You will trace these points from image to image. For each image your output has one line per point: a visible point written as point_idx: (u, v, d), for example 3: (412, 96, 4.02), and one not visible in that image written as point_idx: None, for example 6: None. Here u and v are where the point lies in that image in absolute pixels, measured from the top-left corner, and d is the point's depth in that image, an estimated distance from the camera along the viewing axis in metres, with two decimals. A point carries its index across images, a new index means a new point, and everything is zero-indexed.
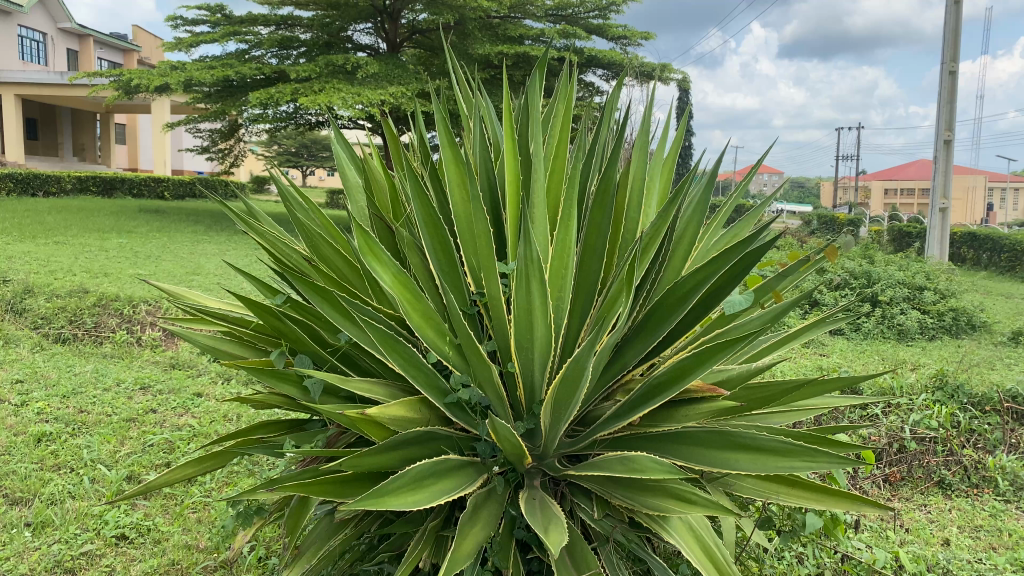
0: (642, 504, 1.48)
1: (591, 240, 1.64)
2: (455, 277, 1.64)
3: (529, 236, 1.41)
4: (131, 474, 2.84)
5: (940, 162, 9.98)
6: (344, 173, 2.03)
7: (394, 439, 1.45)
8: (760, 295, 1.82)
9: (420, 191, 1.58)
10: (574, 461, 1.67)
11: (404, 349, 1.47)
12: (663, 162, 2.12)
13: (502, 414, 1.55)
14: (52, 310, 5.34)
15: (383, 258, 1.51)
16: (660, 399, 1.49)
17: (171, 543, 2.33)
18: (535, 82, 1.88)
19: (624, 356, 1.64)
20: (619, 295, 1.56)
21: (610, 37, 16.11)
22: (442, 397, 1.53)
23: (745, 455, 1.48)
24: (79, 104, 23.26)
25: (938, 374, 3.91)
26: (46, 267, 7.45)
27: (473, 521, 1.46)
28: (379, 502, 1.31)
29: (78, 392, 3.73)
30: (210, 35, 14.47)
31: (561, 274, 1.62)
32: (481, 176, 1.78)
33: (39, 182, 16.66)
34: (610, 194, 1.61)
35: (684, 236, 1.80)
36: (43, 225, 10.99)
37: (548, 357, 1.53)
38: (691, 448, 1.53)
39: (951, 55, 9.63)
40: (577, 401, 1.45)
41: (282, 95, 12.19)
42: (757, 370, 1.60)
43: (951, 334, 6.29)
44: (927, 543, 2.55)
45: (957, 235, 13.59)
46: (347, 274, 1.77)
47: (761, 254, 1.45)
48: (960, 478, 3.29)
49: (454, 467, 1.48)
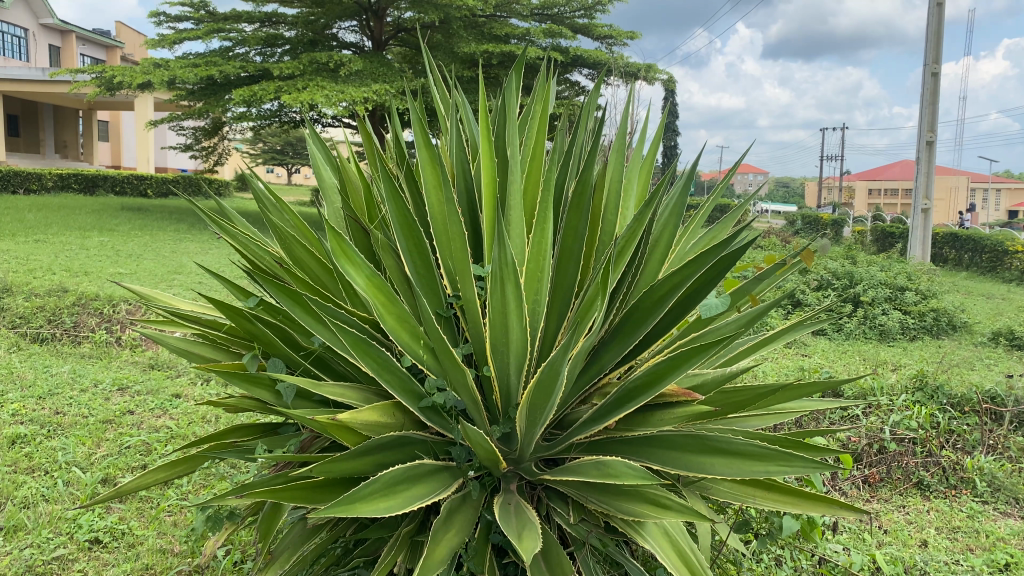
0: (617, 509, 1.48)
1: (568, 245, 1.63)
2: (430, 279, 1.62)
3: (502, 240, 1.40)
4: (106, 478, 2.81)
5: (922, 162, 10.04)
6: (319, 172, 1.99)
7: (368, 444, 1.44)
8: (736, 298, 1.77)
9: (393, 191, 1.57)
10: (550, 465, 1.68)
11: (376, 351, 1.45)
12: (642, 164, 2.10)
13: (478, 419, 1.55)
14: (31, 310, 5.30)
15: (356, 260, 1.51)
16: (635, 403, 1.49)
17: (145, 547, 2.30)
18: (512, 82, 1.85)
19: (601, 359, 1.63)
20: (595, 300, 1.54)
21: (595, 37, 16.08)
22: (417, 401, 1.53)
23: (720, 459, 1.48)
24: (59, 99, 23.01)
25: (917, 375, 3.96)
26: (25, 265, 7.39)
27: (447, 527, 1.47)
28: (351, 509, 1.31)
29: (54, 393, 3.69)
30: (194, 32, 14.35)
31: (538, 276, 1.59)
32: (457, 179, 1.75)
33: (20, 179, 16.50)
34: (587, 198, 1.59)
35: (660, 240, 1.76)
36: (22, 223, 10.83)
37: (524, 359, 1.52)
38: (666, 452, 1.53)
39: (934, 56, 9.69)
40: (552, 405, 1.45)
41: (266, 93, 12.14)
42: (731, 376, 1.58)
43: (932, 335, 6.34)
44: (904, 544, 2.56)
45: (939, 235, 13.67)
46: (321, 277, 1.73)
47: (737, 258, 1.44)
48: (938, 479, 3.30)
49: (428, 472, 1.49)
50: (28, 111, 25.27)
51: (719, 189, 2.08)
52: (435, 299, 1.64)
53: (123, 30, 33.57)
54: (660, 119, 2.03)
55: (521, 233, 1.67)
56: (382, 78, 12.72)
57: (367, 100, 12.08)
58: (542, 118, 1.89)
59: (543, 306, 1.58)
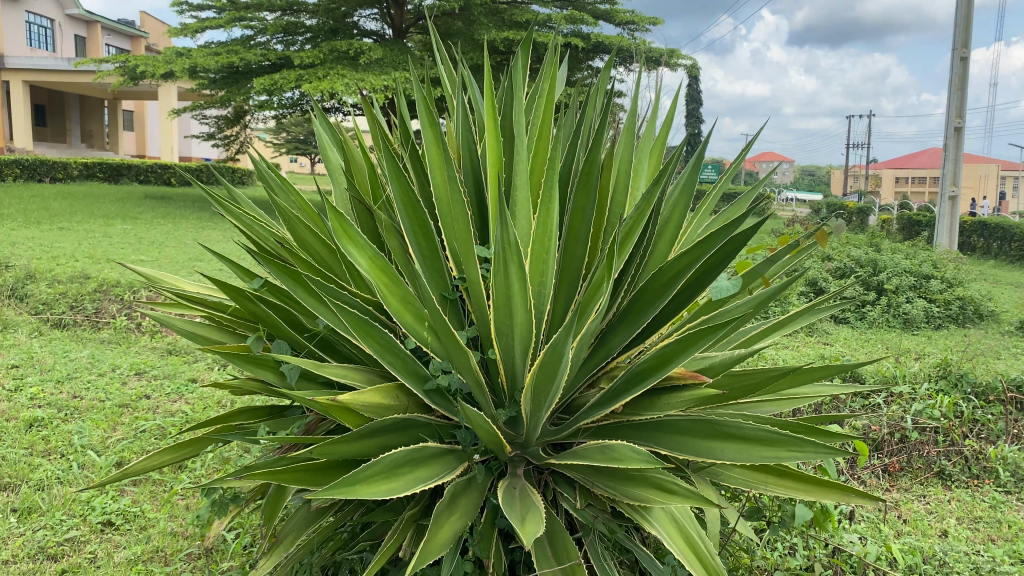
0: (624, 494, 1.45)
1: (575, 226, 1.60)
2: (435, 262, 1.60)
3: (505, 221, 1.37)
4: (120, 461, 2.83)
5: (950, 149, 9.86)
6: (326, 154, 1.96)
7: (371, 426, 1.43)
8: (748, 281, 1.72)
9: (397, 171, 1.54)
10: (558, 450, 1.66)
11: (379, 333, 1.44)
12: (652, 147, 2.06)
13: (483, 403, 1.53)
14: (54, 296, 5.35)
15: (358, 241, 1.49)
16: (642, 386, 1.46)
17: (156, 530, 2.31)
18: (519, 61, 1.82)
19: (608, 343, 1.60)
20: (602, 282, 1.51)
21: (618, 23, 15.92)
22: (421, 384, 1.52)
23: (730, 444, 1.46)
24: (85, 89, 23.25)
25: (941, 363, 3.88)
26: (49, 252, 7.47)
27: (450, 511, 1.45)
28: (350, 491, 1.29)
29: (72, 377, 3.72)
30: (216, 21, 14.40)
31: (544, 258, 1.55)
32: (464, 159, 1.72)
33: (46, 169, 16.69)
34: (594, 177, 1.56)
35: (670, 222, 1.72)
36: (48, 211, 10.96)
37: (529, 342, 1.50)
38: (675, 437, 1.51)
39: (963, 40, 9.48)
40: (557, 388, 1.42)
41: (286, 81, 12.18)
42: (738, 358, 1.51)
43: (958, 323, 6.23)
44: (925, 534, 2.51)
45: (967, 224, 13.43)
46: (326, 259, 1.71)
47: (747, 239, 1.40)
48: (960, 469, 3.24)
49: (432, 455, 1.47)
50: (55, 101, 25.57)
51: (729, 174, 2.03)
52: (440, 282, 1.61)
53: (148, 21, 33.80)
54: (671, 99, 1.99)
55: (527, 215, 1.63)
56: (402, 66, 12.66)
57: (387, 88, 12.04)
58: (550, 98, 1.85)
59: (549, 288, 1.55)
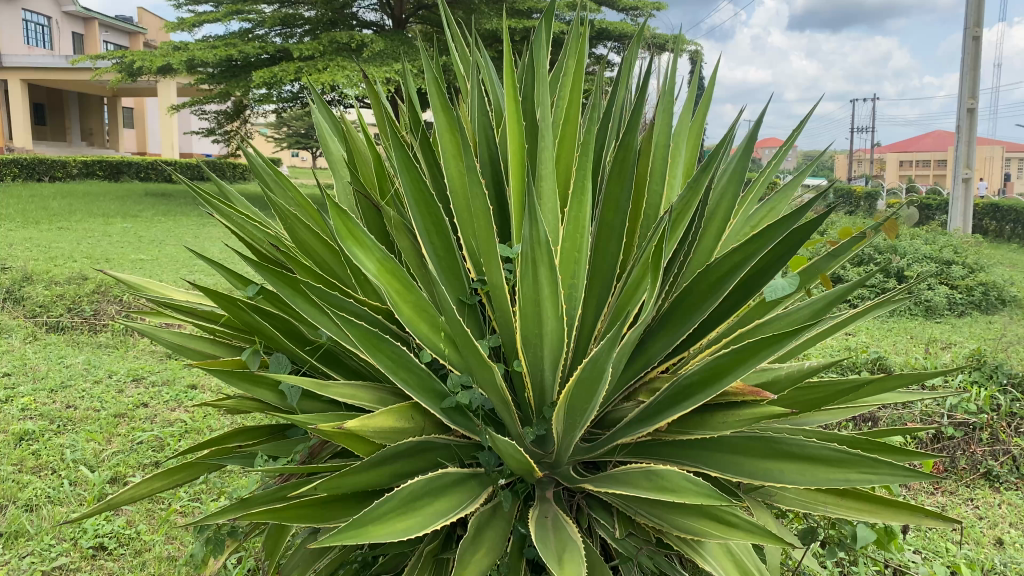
0: (672, 525, 1.27)
1: (609, 219, 1.42)
2: (452, 264, 1.42)
3: (536, 216, 1.20)
4: (115, 477, 2.66)
5: (963, 131, 9.61)
6: (328, 145, 1.77)
7: (382, 454, 1.25)
8: (806, 278, 1.51)
9: (408, 161, 1.37)
10: (592, 470, 1.49)
11: (389, 346, 1.26)
12: (691, 131, 1.85)
13: (508, 420, 1.36)
14: (51, 298, 5.18)
15: (365, 242, 1.31)
16: (691, 403, 1.28)
17: (152, 554, 2.15)
18: (540, 35, 1.62)
19: (648, 350, 1.42)
20: (641, 285, 1.33)
21: (621, 8, 15.62)
22: (439, 401, 1.34)
23: (792, 466, 1.29)
24: (84, 86, 23.06)
25: (975, 354, 3.71)
26: (46, 253, 7.31)
27: (475, 547, 1.28)
28: (359, 534, 1.13)
29: (67, 386, 3.55)
30: (212, 14, 14.17)
31: (574, 258, 1.37)
32: (480, 148, 1.54)
33: (45, 167, 16.54)
34: (630, 165, 1.38)
35: (716, 213, 1.53)
36: (48, 210, 10.79)
37: (561, 353, 1.32)
38: (727, 457, 1.34)
39: (975, 19, 9.22)
40: (593, 407, 1.25)
41: (286, 74, 11.97)
42: (808, 372, 1.32)
43: (982, 310, 6.04)
44: (978, 544, 2.33)
45: (978, 207, 13.20)
46: (329, 261, 1.52)
47: (810, 232, 1.22)
48: (1007, 469, 3.07)
49: (451, 483, 1.31)
50: (54, 99, 25.40)
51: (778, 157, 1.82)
52: (457, 286, 1.44)
53: (147, 16, 33.53)
54: (711, 74, 1.79)
55: (554, 209, 1.45)
56: (403, 56, 12.42)
57: (388, 79, 11.82)
58: (576, 75, 1.65)
59: (582, 291, 1.37)
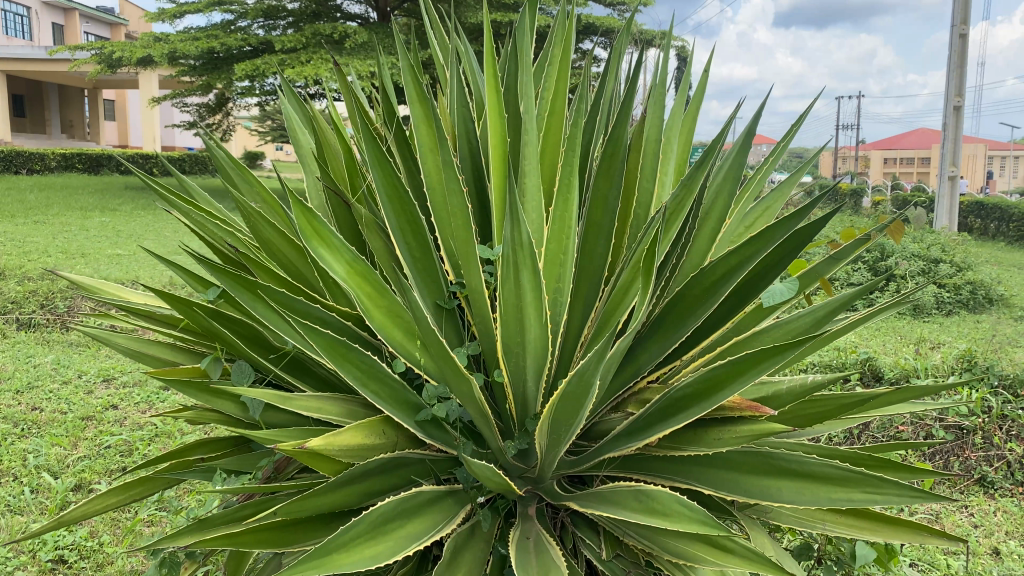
0: (662, 548, 1.19)
1: (596, 220, 1.33)
2: (428, 265, 1.32)
3: (517, 216, 1.10)
4: (79, 484, 2.55)
5: (950, 128, 9.57)
6: (297, 137, 1.66)
7: (350, 474, 1.16)
8: (805, 283, 1.42)
9: (379, 155, 1.27)
10: (577, 485, 1.41)
11: (357, 356, 1.16)
12: (683, 126, 1.75)
13: (488, 433, 1.27)
14: (23, 294, 5.03)
15: (332, 243, 1.21)
16: (686, 417, 1.19)
17: (114, 569, 2.05)
18: (523, 20, 1.52)
19: (638, 358, 1.33)
20: (631, 290, 1.24)
21: (608, 3, 15.50)
22: (413, 413, 1.24)
23: (790, 484, 1.21)
24: (64, 77, 22.72)
25: (966, 355, 3.65)
26: (20, 248, 7.14)
27: (452, 572, 1.19)
28: (324, 565, 1.03)
29: (33, 387, 3.42)
30: (194, 5, 13.94)
31: (559, 261, 1.28)
32: (460, 141, 1.44)
33: (22, 160, 16.26)
34: (620, 160, 1.29)
35: (711, 213, 1.44)
36: (24, 204, 10.58)
37: (545, 364, 1.22)
38: (721, 473, 1.25)
39: (962, 16, 9.18)
40: (580, 421, 1.16)
41: (268, 67, 11.79)
42: (812, 388, 1.23)
43: (970, 309, 6.00)
44: (976, 555, 2.27)
45: (963, 205, 13.23)
46: (294, 261, 1.41)
47: (813, 234, 1.13)
48: (1003, 476, 3.01)
49: (425, 502, 1.21)
50: (33, 90, 25.02)
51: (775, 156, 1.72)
52: (434, 289, 1.34)
53: (128, 7, 33.10)
54: (704, 64, 1.68)
55: (538, 208, 1.35)
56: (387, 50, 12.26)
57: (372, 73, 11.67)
58: (561, 64, 1.55)
59: (567, 295, 1.27)
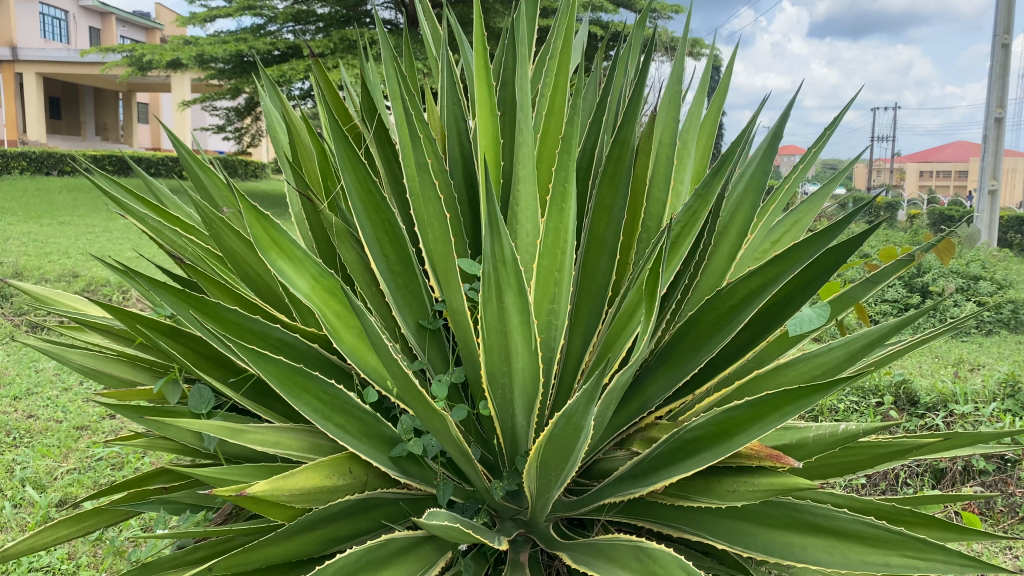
0: None
1: (598, 234, 1.18)
2: (408, 281, 1.18)
3: (498, 229, 0.94)
4: (64, 499, 2.43)
5: (990, 141, 9.25)
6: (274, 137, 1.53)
7: (304, 520, 1.00)
8: (837, 308, 1.25)
9: (351, 156, 1.12)
10: (576, 528, 1.24)
11: (316, 384, 1.02)
12: (700, 131, 1.58)
13: (472, 472, 1.11)
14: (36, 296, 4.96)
15: (294, 254, 1.07)
16: (697, 461, 1.02)
17: None
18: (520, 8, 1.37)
19: (644, 389, 1.17)
20: (634, 314, 1.08)
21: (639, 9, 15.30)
22: (387, 449, 1.09)
23: (817, 541, 1.04)
24: (99, 80, 23.00)
25: (1009, 380, 3.43)
26: (42, 248, 7.12)
27: None
28: None
29: (32, 393, 3.32)
30: (224, 10, 13.97)
31: (553, 279, 1.12)
32: (450, 142, 1.29)
33: (53, 161, 16.42)
34: (625, 168, 1.15)
35: (730, 227, 1.27)
36: (51, 205, 10.64)
37: (535, 397, 1.06)
38: (737, 526, 1.08)
39: (1005, 25, 8.88)
40: (573, 466, 1.00)
41: (296, 71, 11.76)
42: (845, 436, 1.06)
43: (1011, 329, 5.75)
44: None
45: (1003, 220, 12.82)
46: (259, 272, 1.28)
47: (848, 252, 0.96)
48: None
49: (398, 550, 1.05)
50: (69, 92, 25.42)
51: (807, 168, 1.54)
52: (416, 308, 1.19)
53: (162, 11, 33.50)
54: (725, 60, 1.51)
55: (532, 218, 1.20)
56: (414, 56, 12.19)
57: None
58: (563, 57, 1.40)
59: (564, 318, 1.11)
